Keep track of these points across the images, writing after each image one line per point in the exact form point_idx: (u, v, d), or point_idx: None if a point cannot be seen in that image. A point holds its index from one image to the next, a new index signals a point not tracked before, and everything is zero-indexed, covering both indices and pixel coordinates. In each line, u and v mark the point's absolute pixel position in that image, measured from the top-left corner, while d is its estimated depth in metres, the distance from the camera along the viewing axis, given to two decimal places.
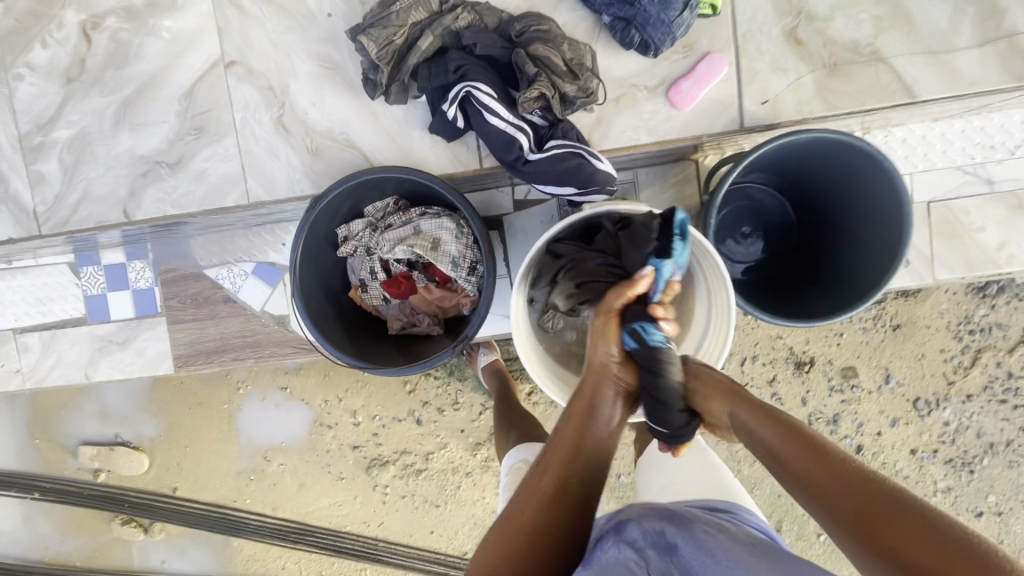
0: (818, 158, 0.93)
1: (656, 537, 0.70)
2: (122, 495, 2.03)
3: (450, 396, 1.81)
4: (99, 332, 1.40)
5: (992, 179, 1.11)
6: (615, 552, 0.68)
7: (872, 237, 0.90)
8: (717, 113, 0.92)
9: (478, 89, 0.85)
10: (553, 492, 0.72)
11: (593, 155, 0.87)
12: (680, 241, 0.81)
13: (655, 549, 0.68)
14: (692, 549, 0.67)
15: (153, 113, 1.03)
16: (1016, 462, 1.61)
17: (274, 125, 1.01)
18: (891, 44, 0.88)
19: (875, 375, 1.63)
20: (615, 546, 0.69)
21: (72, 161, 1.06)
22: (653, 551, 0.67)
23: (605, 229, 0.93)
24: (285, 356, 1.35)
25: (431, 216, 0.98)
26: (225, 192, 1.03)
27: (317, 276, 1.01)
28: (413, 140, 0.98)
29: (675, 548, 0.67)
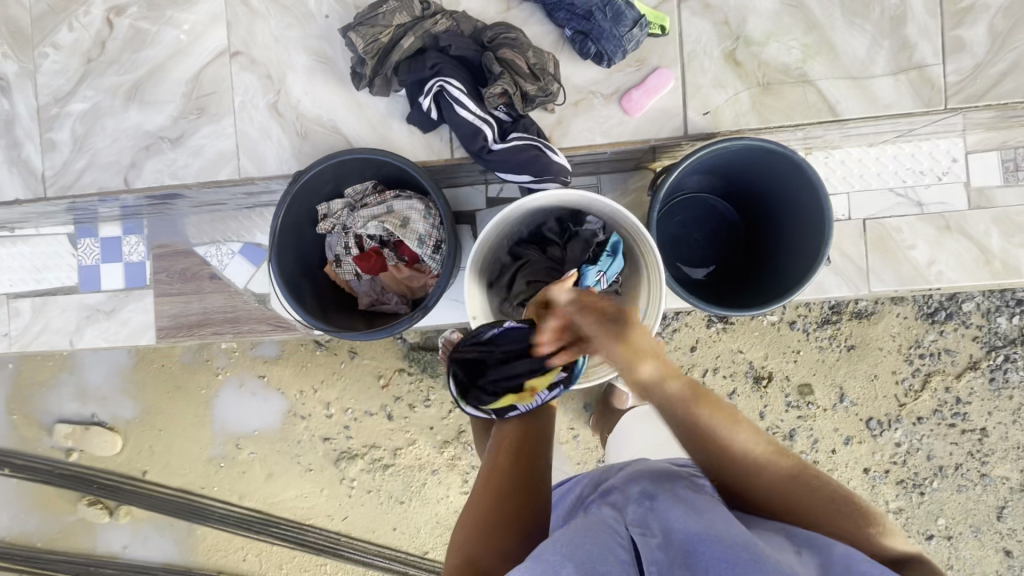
0: (754, 167, 1.04)
1: (641, 494, 0.75)
2: (92, 475, 2.05)
3: (421, 392, 1.85)
4: (88, 301, 1.47)
5: (921, 201, 1.21)
6: (599, 508, 0.75)
7: (800, 238, 1.00)
8: (664, 121, 1.03)
9: (450, 84, 0.96)
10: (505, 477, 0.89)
11: (549, 147, 0.97)
12: (610, 257, 1.02)
13: (636, 503, 0.73)
14: (669, 499, 0.72)
15: (161, 93, 1.14)
16: (965, 487, 1.65)
17: (268, 110, 1.11)
18: (817, 69, 1.00)
19: (830, 393, 1.69)
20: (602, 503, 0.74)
21: (83, 131, 1.16)
22: (634, 505, 0.73)
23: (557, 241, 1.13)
24: (263, 333, 1.42)
25: (403, 198, 1.07)
26: (220, 166, 1.13)
27: (294, 249, 1.10)
28: (393, 130, 1.09)
29: (653, 499, 0.73)
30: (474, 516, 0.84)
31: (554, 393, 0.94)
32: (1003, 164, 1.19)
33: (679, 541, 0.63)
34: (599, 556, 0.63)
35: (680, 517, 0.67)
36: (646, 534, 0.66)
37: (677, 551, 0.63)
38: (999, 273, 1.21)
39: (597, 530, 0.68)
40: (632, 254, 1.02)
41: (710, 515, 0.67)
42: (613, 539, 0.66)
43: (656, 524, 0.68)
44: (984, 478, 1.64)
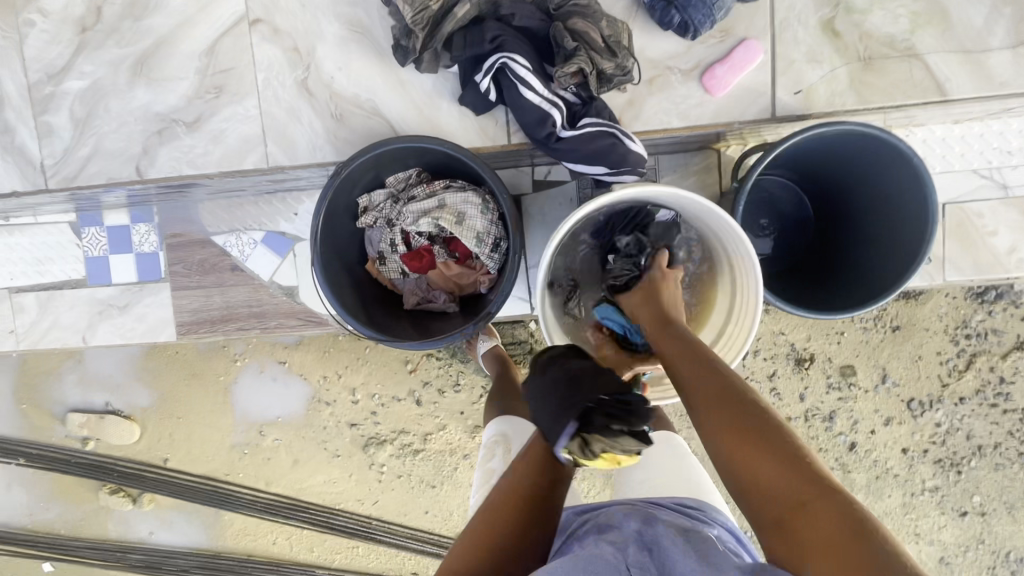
0: (845, 150, 0.94)
1: (639, 537, 0.73)
2: (111, 464, 2.00)
3: (451, 377, 1.80)
4: (99, 296, 1.37)
5: (1006, 184, 1.12)
6: (596, 547, 0.73)
7: (893, 230, 0.92)
8: (749, 100, 0.92)
9: (515, 61, 0.84)
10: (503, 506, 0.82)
11: (626, 134, 0.86)
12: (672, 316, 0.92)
13: (637, 546, 0.72)
14: (669, 549, 0.69)
15: (171, 68, 1.00)
16: (1002, 465, 1.65)
17: (297, 89, 0.98)
18: (926, 41, 0.89)
19: (872, 374, 1.66)
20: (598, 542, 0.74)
21: (83, 114, 1.03)
22: (634, 546, 0.72)
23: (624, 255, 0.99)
24: (291, 328, 1.33)
25: (456, 190, 0.97)
26: (244, 154, 1.01)
27: (336, 247, 1.00)
28: (441, 111, 0.97)
29: (651, 549, 0.70)
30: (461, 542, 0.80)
31: None
32: None
33: None
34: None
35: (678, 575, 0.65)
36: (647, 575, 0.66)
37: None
38: None
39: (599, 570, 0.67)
40: (715, 250, 0.95)
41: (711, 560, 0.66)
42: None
43: (656, 565, 0.67)
44: (1022, 457, 1.64)
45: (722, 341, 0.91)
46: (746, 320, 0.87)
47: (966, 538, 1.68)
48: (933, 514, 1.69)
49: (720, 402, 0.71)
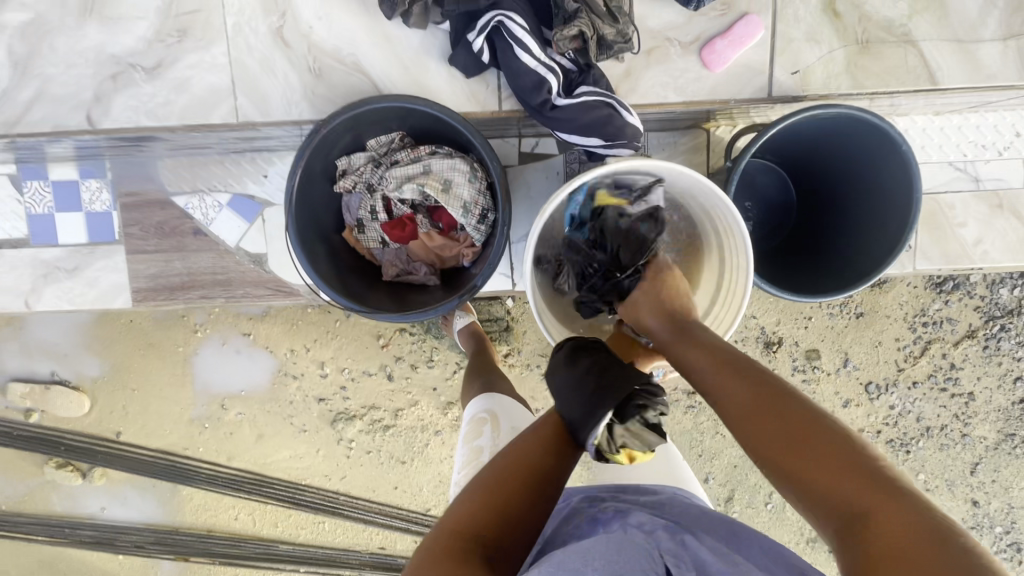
0: (839, 135, 0.93)
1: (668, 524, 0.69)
2: (59, 436, 1.88)
3: (424, 353, 1.76)
4: (44, 257, 1.26)
5: (979, 177, 1.15)
6: (623, 529, 0.68)
7: (877, 218, 0.93)
8: (747, 78, 0.90)
9: (512, 20, 0.79)
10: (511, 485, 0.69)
11: (623, 106, 0.83)
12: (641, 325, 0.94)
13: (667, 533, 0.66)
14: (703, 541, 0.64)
15: (127, 6, 0.90)
16: (947, 445, 1.75)
17: (272, 37, 0.90)
18: (921, 27, 0.89)
19: (835, 358, 1.72)
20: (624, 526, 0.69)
21: (24, 51, 0.92)
22: (664, 531, 0.67)
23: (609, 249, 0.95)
24: (259, 298, 1.26)
25: (443, 156, 0.92)
26: (211, 106, 0.92)
27: (311, 212, 0.94)
28: (429, 71, 0.91)
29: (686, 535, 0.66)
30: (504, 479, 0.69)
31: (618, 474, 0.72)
32: None
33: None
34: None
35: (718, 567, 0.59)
36: (679, 565, 0.60)
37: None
38: None
39: (629, 546, 0.62)
40: (704, 229, 0.93)
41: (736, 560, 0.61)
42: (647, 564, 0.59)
43: (688, 557, 0.61)
44: (964, 438, 1.75)
45: (727, 291, 0.87)
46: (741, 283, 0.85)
47: None
48: None
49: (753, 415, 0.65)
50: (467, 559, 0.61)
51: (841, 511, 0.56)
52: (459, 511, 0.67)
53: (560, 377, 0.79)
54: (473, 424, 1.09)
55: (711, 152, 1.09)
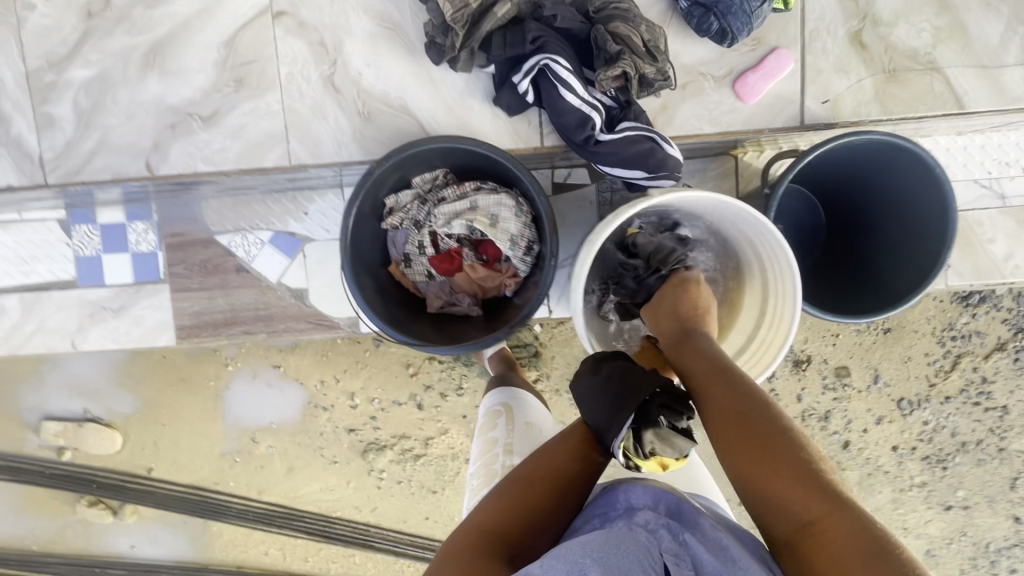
0: (872, 159, 0.96)
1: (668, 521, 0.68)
2: (90, 474, 1.89)
3: (454, 381, 1.77)
4: (91, 298, 1.29)
5: (1005, 194, 1.18)
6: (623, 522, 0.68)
7: (912, 237, 0.95)
8: (779, 108, 0.94)
9: (557, 62, 0.83)
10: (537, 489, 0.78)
11: (665, 140, 0.86)
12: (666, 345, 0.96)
13: (668, 529, 0.66)
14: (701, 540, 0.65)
15: (186, 60, 0.95)
16: (984, 460, 1.73)
17: (323, 84, 0.95)
18: (946, 55, 0.92)
19: (865, 375, 1.71)
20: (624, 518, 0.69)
21: (88, 105, 0.97)
22: (666, 529, 0.66)
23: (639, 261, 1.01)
24: (299, 331, 1.29)
25: (489, 192, 0.95)
26: (265, 151, 0.97)
27: (362, 249, 0.97)
28: (473, 111, 0.95)
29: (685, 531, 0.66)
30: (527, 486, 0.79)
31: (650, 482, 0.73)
32: None
33: None
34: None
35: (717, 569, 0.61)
36: (679, 565, 0.62)
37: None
38: None
39: (629, 546, 0.61)
40: (744, 257, 0.95)
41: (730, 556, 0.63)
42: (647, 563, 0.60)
43: (688, 558, 0.63)
44: (1001, 452, 1.73)
45: (771, 314, 0.89)
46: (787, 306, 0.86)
47: (951, 531, 1.77)
48: (920, 509, 1.77)
49: (732, 421, 0.69)
50: (489, 550, 0.71)
51: (795, 522, 0.61)
52: (486, 512, 0.78)
53: (585, 386, 0.79)
54: (489, 417, 1.13)
55: (741, 176, 1.12)
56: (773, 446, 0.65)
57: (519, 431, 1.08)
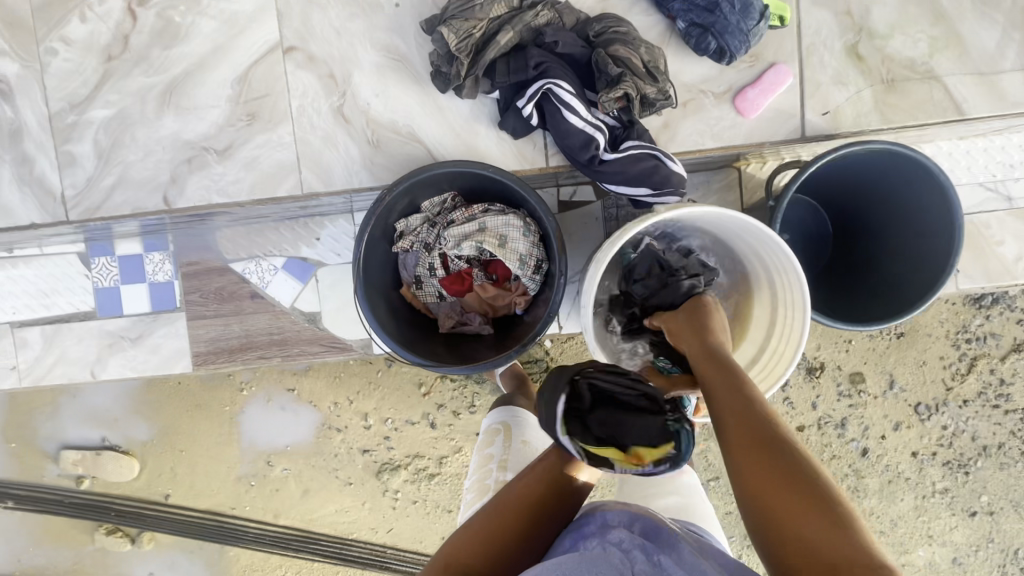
0: (875, 167, 0.97)
1: (643, 543, 0.72)
2: (109, 502, 1.91)
3: (466, 399, 1.78)
4: (110, 327, 1.32)
5: (1011, 196, 1.18)
6: (601, 546, 0.73)
7: (919, 243, 0.96)
8: (780, 121, 0.95)
9: (560, 86, 0.85)
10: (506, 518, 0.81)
11: (669, 156, 0.88)
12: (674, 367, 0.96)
13: (642, 551, 0.71)
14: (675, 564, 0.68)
15: (201, 96, 0.99)
16: (1007, 464, 1.71)
17: (333, 115, 0.98)
18: (944, 63, 0.93)
19: (881, 380, 1.70)
20: (600, 543, 0.74)
21: (108, 143, 1.00)
22: (640, 550, 0.71)
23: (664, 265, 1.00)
24: (312, 355, 1.30)
25: (497, 213, 0.96)
26: (278, 181, 0.99)
27: (374, 273, 0.99)
28: (479, 135, 0.97)
29: (658, 554, 0.70)
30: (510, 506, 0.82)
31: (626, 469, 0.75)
32: None
33: None
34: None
35: None
36: None
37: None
38: None
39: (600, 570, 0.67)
40: (752, 268, 0.96)
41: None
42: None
43: None
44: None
45: (782, 323, 0.89)
46: (797, 316, 0.86)
47: (978, 538, 1.73)
48: (944, 516, 1.73)
49: (755, 448, 0.67)
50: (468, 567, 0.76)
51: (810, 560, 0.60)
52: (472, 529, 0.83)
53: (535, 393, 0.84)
54: (488, 434, 1.17)
55: (745, 188, 1.13)
56: (799, 480, 0.64)
57: (515, 450, 1.11)
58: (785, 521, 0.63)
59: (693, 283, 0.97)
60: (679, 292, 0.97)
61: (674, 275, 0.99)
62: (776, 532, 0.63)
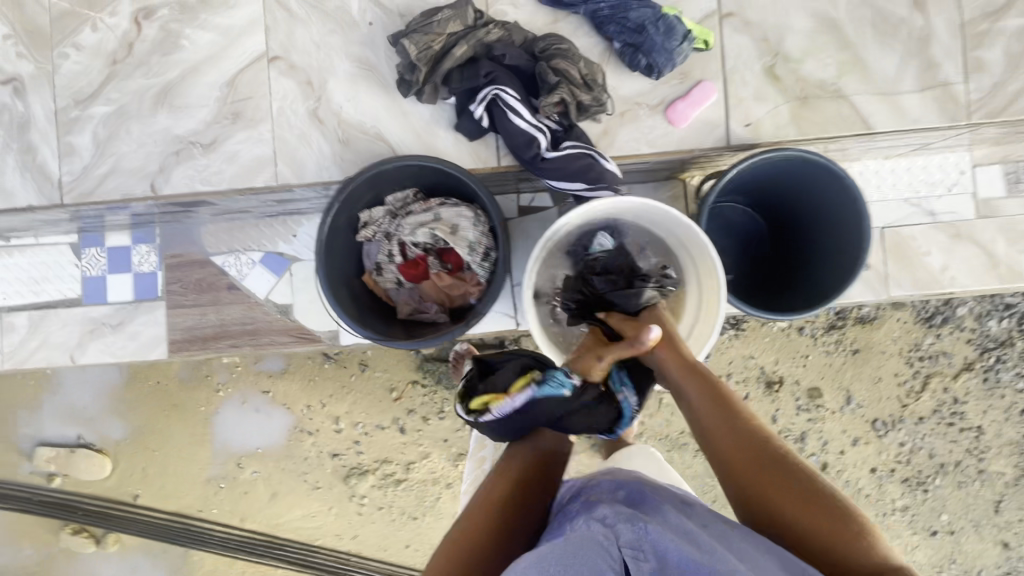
0: (788, 177, 1.06)
1: (630, 513, 0.74)
2: (78, 501, 1.92)
3: (436, 405, 1.82)
4: (93, 314, 1.39)
5: (934, 212, 1.28)
6: (588, 522, 0.75)
7: (836, 242, 1.04)
8: (707, 132, 1.06)
9: (506, 92, 0.97)
10: (484, 518, 0.90)
11: (602, 155, 0.98)
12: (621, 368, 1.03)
13: (626, 521, 0.73)
14: (661, 524, 0.71)
15: (192, 97, 1.10)
16: (965, 482, 1.73)
17: (309, 116, 1.09)
18: (851, 84, 1.05)
19: (838, 396, 1.74)
20: (584, 520, 0.76)
21: (105, 136, 1.11)
22: (623, 521, 0.73)
23: (631, 264, 1.08)
24: (283, 345, 1.38)
25: (451, 206, 1.07)
26: (255, 173, 1.10)
27: (337, 257, 1.08)
28: (438, 137, 1.08)
29: (644, 520, 0.73)
30: (487, 511, 0.91)
31: (502, 410, 1.00)
32: (1007, 176, 1.27)
33: (674, 567, 0.66)
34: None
35: (675, 553, 0.66)
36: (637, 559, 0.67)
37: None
38: (1006, 277, 1.28)
39: (586, 551, 0.68)
40: (681, 260, 1.06)
41: (698, 540, 0.69)
42: (603, 562, 0.67)
43: (648, 548, 0.68)
44: (981, 474, 1.73)
45: (706, 307, 1.00)
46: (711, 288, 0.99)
47: (938, 558, 1.74)
48: (903, 534, 1.75)
49: (751, 453, 0.80)
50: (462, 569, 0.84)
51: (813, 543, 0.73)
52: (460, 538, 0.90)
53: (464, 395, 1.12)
54: (479, 437, 1.30)
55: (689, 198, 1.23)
56: (792, 476, 0.78)
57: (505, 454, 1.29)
58: (805, 546, 0.73)
59: (655, 294, 1.04)
60: (639, 299, 1.04)
61: (642, 280, 1.06)
62: (783, 525, 0.75)
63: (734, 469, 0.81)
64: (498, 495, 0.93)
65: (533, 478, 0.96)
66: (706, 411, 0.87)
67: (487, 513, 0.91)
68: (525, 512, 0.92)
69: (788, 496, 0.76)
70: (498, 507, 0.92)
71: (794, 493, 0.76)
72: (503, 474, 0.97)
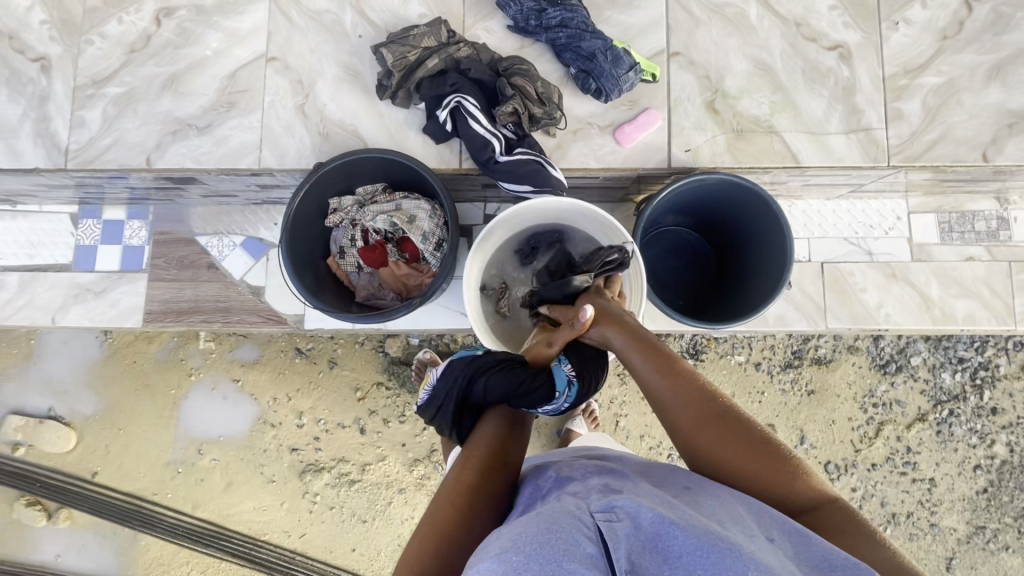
0: (724, 200, 1.14)
1: (602, 486, 0.71)
2: (38, 473, 1.94)
3: (397, 408, 1.85)
4: (79, 280, 1.48)
5: (871, 251, 1.36)
6: (558, 496, 0.71)
7: (767, 260, 1.12)
8: (650, 153, 1.17)
9: (467, 100, 1.09)
10: (447, 513, 0.83)
11: (549, 162, 1.09)
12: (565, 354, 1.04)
13: (599, 492, 0.69)
14: (633, 490, 0.69)
15: (196, 86, 1.24)
16: (915, 535, 1.72)
17: (296, 110, 1.22)
18: (783, 122, 1.16)
19: (791, 435, 1.75)
20: (557, 495, 0.71)
21: (113, 113, 1.24)
22: (595, 493, 0.69)
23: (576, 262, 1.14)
24: (251, 324, 1.45)
25: (412, 199, 1.17)
26: (241, 156, 1.21)
27: (302, 237, 1.16)
28: (409, 137, 1.20)
29: (616, 490, 0.69)
30: (445, 507, 0.84)
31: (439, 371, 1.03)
32: (940, 225, 1.36)
33: (647, 526, 0.61)
34: (568, 551, 0.56)
35: (648, 510, 0.62)
36: (610, 520, 0.62)
37: (647, 539, 0.60)
38: (938, 319, 1.34)
39: (557, 515, 0.62)
40: None
41: (672, 504, 0.65)
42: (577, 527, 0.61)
43: (622, 512, 0.63)
44: (932, 528, 1.72)
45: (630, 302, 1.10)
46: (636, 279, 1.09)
47: None
48: None
49: (705, 418, 0.80)
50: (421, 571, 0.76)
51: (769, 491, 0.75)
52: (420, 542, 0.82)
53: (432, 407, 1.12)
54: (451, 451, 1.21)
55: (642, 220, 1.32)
56: (745, 430, 0.78)
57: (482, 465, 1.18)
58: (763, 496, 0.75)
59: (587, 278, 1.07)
60: (571, 285, 1.08)
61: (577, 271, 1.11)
62: (741, 481, 0.76)
63: (689, 433, 0.80)
64: (460, 485, 0.87)
65: (497, 465, 0.90)
66: (659, 383, 0.85)
67: (446, 508, 0.84)
68: (484, 499, 0.85)
69: (741, 452, 0.76)
70: (453, 499, 0.85)
71: (748, 447, 0.77)
72: (460, 464, 0.91)
